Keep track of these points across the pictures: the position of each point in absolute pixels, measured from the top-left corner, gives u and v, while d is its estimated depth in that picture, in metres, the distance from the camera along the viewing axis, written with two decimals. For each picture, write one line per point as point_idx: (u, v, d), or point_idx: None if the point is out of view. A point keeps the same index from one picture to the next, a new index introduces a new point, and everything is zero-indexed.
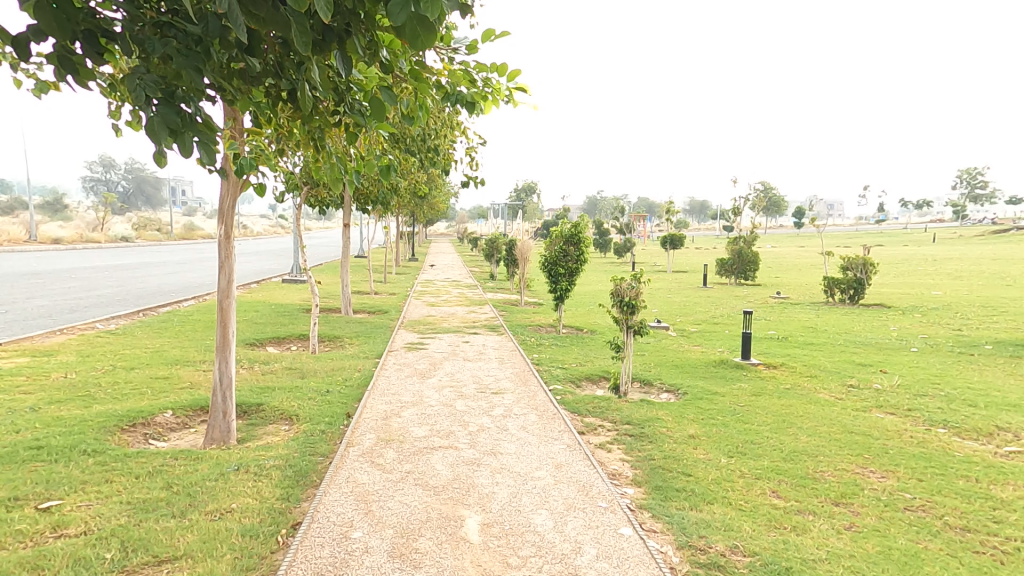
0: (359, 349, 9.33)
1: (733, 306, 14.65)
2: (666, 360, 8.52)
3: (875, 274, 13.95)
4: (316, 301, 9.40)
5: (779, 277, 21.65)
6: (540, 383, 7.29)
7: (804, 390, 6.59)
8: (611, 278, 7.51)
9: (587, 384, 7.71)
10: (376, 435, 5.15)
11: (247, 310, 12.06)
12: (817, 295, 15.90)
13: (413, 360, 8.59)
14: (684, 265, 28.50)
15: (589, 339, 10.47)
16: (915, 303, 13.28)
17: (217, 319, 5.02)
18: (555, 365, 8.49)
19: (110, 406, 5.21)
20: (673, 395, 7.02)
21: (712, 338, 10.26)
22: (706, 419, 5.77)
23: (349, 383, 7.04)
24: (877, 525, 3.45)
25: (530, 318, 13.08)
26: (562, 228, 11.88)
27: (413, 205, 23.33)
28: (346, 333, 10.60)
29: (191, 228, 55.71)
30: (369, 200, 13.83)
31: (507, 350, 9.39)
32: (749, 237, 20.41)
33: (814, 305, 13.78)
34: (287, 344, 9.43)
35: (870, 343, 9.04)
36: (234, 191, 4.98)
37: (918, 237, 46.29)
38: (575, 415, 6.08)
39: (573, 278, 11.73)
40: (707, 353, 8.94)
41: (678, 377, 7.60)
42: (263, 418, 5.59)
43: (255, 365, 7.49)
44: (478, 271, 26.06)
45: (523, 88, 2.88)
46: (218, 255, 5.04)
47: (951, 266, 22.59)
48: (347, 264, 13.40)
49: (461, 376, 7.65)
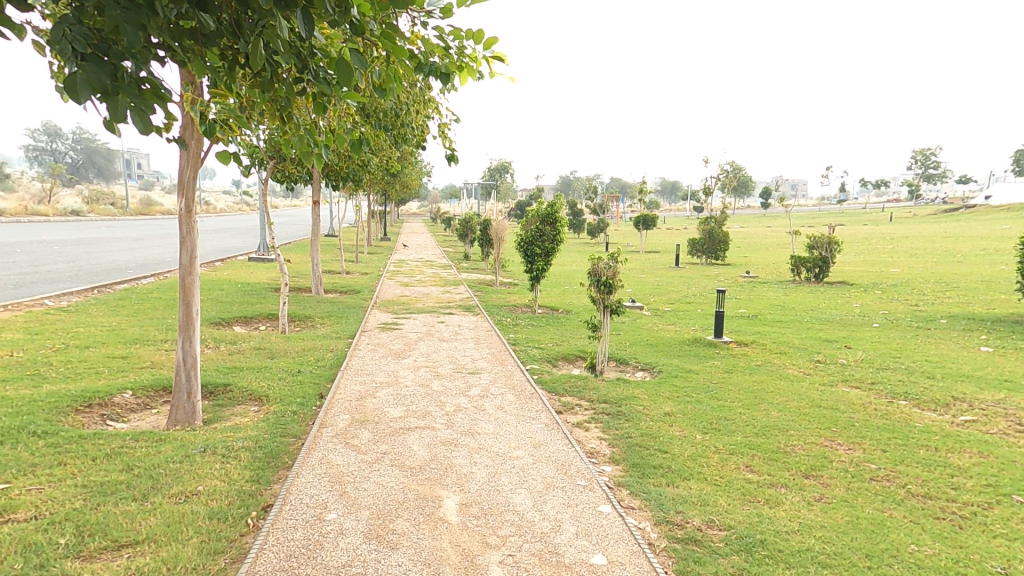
0: (331, 329, 9.10)
1: (705, 285, 14.91)
2: (641, 339, 8.62)
3: (839, 253, 14.38)
4: (286, 279, 9.09)
5: (748, 256, 22.17)
6: (517, 363, 7.26)
7: (774, 367, 6.76)
8: (588, 257, 7.47)
9: (564, 364, 7.72)
10: (350, 415, 5.03)
11: (212, 288, 11.57)
12: (784, 274, 16.32)
13: (388, 340, 8.42)
14: (656, 245, 28.87)
15: (564, 319, 10.50)
16: (876, 281, 13.77)
17: (179, 296, 4.73)
18: (532, 345, 8.47)
19: (61, 385, 4.90)
20: (648, 373, 7.11)
21: (684, 317, 10.41)
22: (680, 396, 5.86)
23: (321, 363, 6.84)
24: (846, 495, 3.56)
25: (507, 298, 13.01)
26: (538, 207, 11.76)
27: (385, 183, 22.76)
28: (317, 313, 10.31)
29: (148, 202, 53.08)
30: (339, 177, 13.39)
31: (483, 331, 9.32)
32: (720, 217, 20.74)
33: (781, 284, 14.14)
34: (255, 323, 9.11)
35: (834, 320, 9.33)
36: (195, 160, 4.66)
37: (877, 218, 48.00)
38: (553, 394, 6.08)
39: (549, 258, 11.68)
40: (680, 332, 9.07)
41: (653, 355, 7.69)
42: (230, 399, 5.37)
43: (221, 345, 7.19)
44: (452, 251, 25.80)
45: (501, 56, 2.76)
46: (179, 230, 4.73)
47: (907, 244, 23.55)
48: (317, 243, 12.99)
49: (437, 356, 7.56)
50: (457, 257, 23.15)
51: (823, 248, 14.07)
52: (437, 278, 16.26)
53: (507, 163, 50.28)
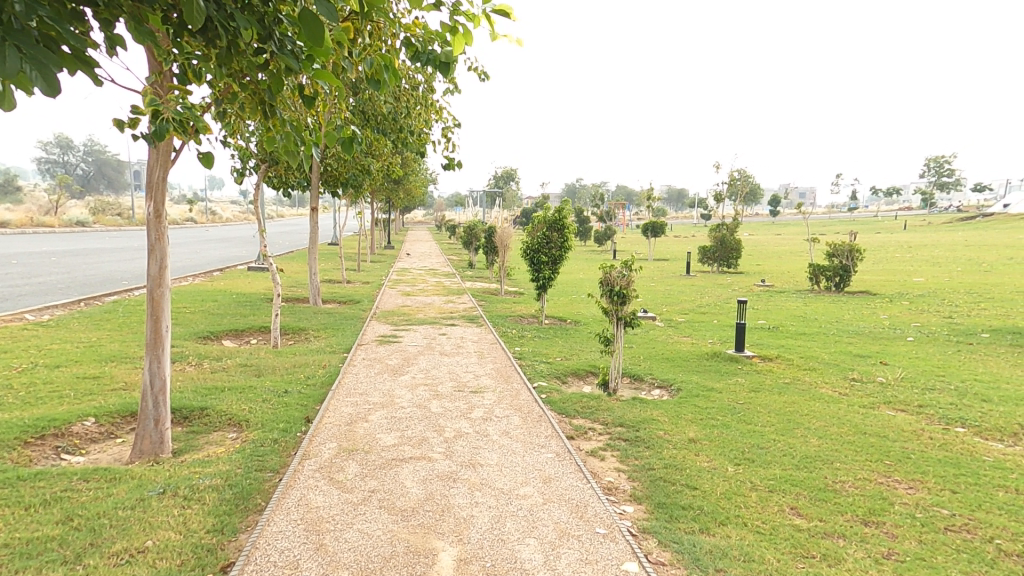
0: (325, 343, 8.62)
1: (720, 294, 14.33)
2: (656, 354, 8.07)
3: (861, 260, 13.76)
4: (279, 291, 8.63)
5: (761, 264, 21.58)
6: (523, 380, 6.72)
7: (806, 386, 6.17)
8: (600, 265, 6.97)
9: (574, 381, 7.17)
10: (336, 444, 4.51)
11: (205, 299, 11.14)
12: (801, 283, 15.71)
13: (385, 355, 7.90)
14: (664, 252, 28.29)
15: (573, 331, 9.97)
16: (900, 291, 13.14)
17: (147, 312, 4.24)
18: (539, 359, 7.93)
19: (15, 413, 4.42)
20: (665, 392, 6.56)
21: (700, 329, 9.83)
22: (705, 419, 5.28)
23: (311, 382, 6.32)
24: (920, 550, 2.99)
25: (512, 307, 12.50)
26: (545, 212, 11.25)
27: (388, 190, 22.43)
28: (312, 324, 9.83)
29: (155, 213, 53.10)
30: (339, 182, 13.00)
31: (487, 344, 8.78)
32: (732, 224, 20.16)
33: (800, 294, 13.52)
34: (246, 337, 8.64)
35: (863, 333, 8.74)
36: (165, 160, 4.18)
37: (890, 226, 47.05)
38: (563, 417, 5.52)
39: (556, 266, 11.16)
40: (697, 345, 8.52)
41: (670, 372, 7.14)
42: (206, 425, 4.86)
43: (206, 362, 6.71)
44: (456, 259, 25.37)
45: (503, 10, 2.25)
46: (147, 238, 4.23)
47: (926, 252, 22.92)
48: (316, 252, 12.53)
49: (437, 373, 7.01)
50: (462, 265, 22.66)
51: (845, 256, 13.51)
52: (440, 287, 15.75)
53: (513, 171, 49.94)
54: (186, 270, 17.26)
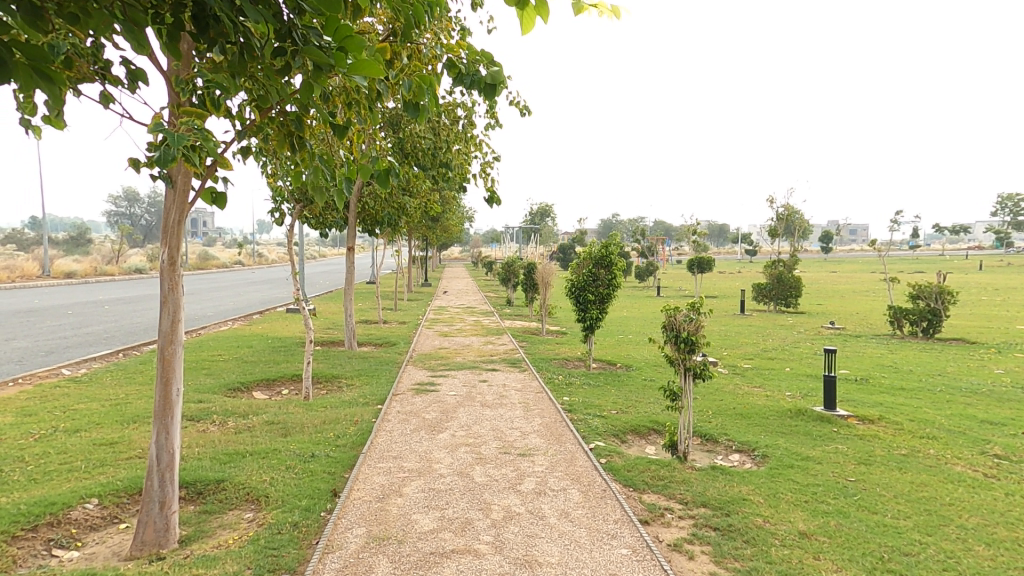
0: (359, 393, 8.05)
1: (784, 336, 13.18)
2: (727, 409, 7.10)
3: (955, 302, 12.29)
4: (313, 336, 8.18)
5: (824, 304, 20.18)
6: (577, 439, 5.87)
7: (931, 459, 5.22)
8: (662, 307, 6.20)
9: (635, 441, 6.26)
10: (365, 530, 3.81)
11: (241, 345, 10.89)
12: (878, 327, 14.42)
13: (422, 407, 7.21)
14: (713, 289, 27.01)
15: (626, 378, 9.09)
16: (1005, 341, 11.69)
17: (156, 372, 3.73)
18: (593, 412, 7.07)
19: (13, 497, 4.05)
20: (746, 458, 5.63)
21: (773, 380, 8.77)
22: (810, 503, 4.31)
23: (341, 443, 5.68)
24: None
25: (556, 349, 11.75)
26: (590, 248, 10.51)
27: (425, 228, 22.39)
28: (346, 371, 9.34)
29: (206, 256, 55.29)
30: (375, 220, 12.81)
31: (532, 393, 7.96)
32: (789, 261, 18.98)
33: (881, 341, 12.28)
34: (278, 387, 8.20)
35: (978, 395, 7.60)
36: (181, 201, 3.75)
37: (956, 264, 44.15)
38: (630, 490, 4.63)
39: (604, 305, 10.37)
40: (774, 400, 7.52)
41: (750, 433, 6.18)
42: (221, 503, 4.25)
43: (232, 420, 6.21)
44: (495, 297, 25.00)
45: None
46: (160, 288, 3.76)
47: (1009, 296, 21.02)
48: (352, 293, 12.18)
49: (479, 430, 6.22)
50: (499, 303, 22.06)
51: (933, 299, 12.23)
52: (478, 327, 15.14)
53: (548, 206, 49.69)
54: (227, 313, 17.37)
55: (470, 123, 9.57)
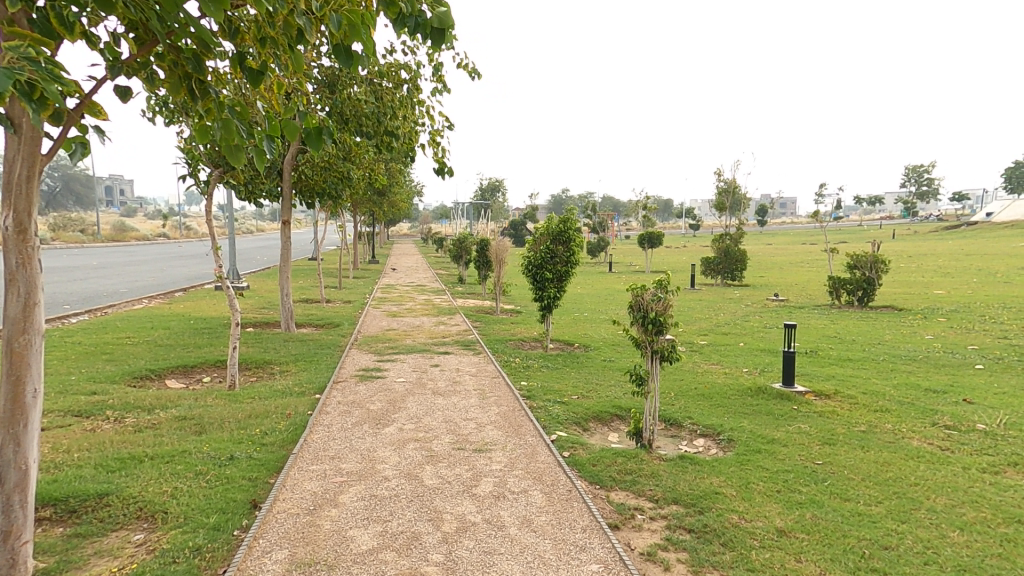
0: (294, 380, 7.24)
1: (735, 310, 13.32)
2: (688, 390, 6.88)
3: (887, 272, 12.83)
4: (237, 317, 7.25)
5: (767, 276, 20.86)
6: (537, 431, 5.41)
7: (891, 434, 5.13)
8: (627, 286, 5.81)
9: (598, 429, 5.94)
10: (288, 555, 3.16)
11: (157, 328, 9.68)
12: (817, 297, 14.90)
13: (365, 397, 6.53)
14: (662, 264, 27.41)
15: (584, 359, 8.75)
16: (930, 305, 12.31)
17: (1, 369, 2.86)
18: (553, 399, 6.66)
19: None
20: (712, 443, 5.39)
21: (730, 357, 8.69)
22: (782, 492, 4.04)
23: (267, 441, 4.94)
24: None
25: (511, 329, 11.26)
26: (548, 222, 9.98)
27: (371, 201, 21.13)
28: (280, 356, 8.44)
29: (125, 227, 50.48)
30: (314, 191, 11.69)
31: (488, 378, 7.44)
32: (735, 234, 19.30)
33: (823, 311, 12.63)
34: (197, 374, 7.25)
35: (918, 360, 7.78)
36: (30, 149, 2.82)
37: (880, 235, 47.30)
38: (596, 488, 4.22)
39: (561, 283, 9.93)
40: (734, 378, 7.38)
41: (714, 416, 5.95)
42: (103, 523, 3.47)
43: (131, 416, 5.30)
44: (446, 273, 24.20)
45: None
46: (3, 263, 2.84)
47: (929, 262, 22.50)
48: (289, 270, 11.13)
49: (430, 423, 5.64)
50: (451, 281, 21.28)
51: (869, 268, 12.74)
52: (429, 306, 14.41)
53: (500, 182, 48.74)
54: (146, 290, 15.69)
55: (415, 86, 8.76)
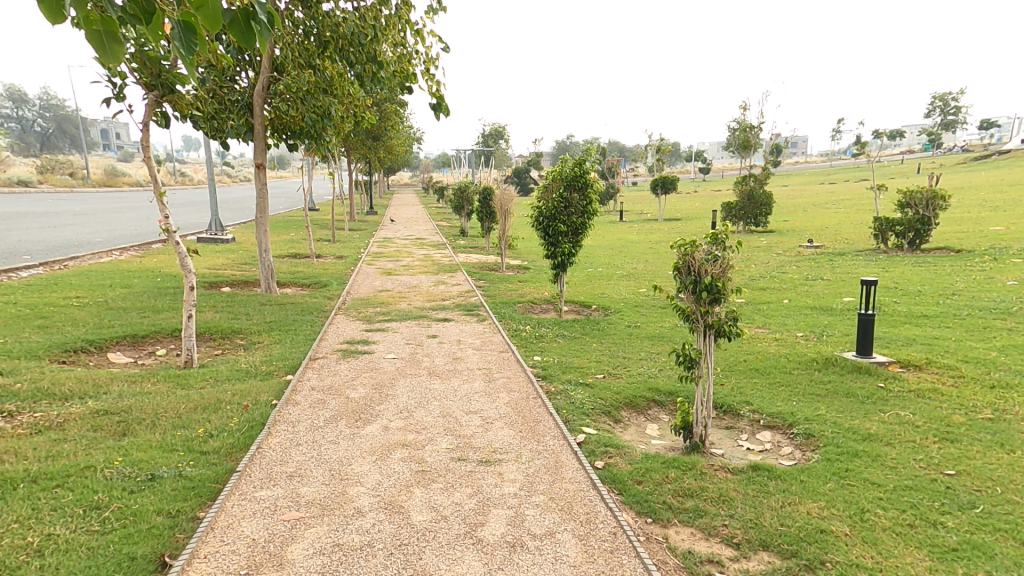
0: (262, 355, 6.06)
1: (768, 260, 11.93)
2: (739, 364, 5.63)
3: (945, 207, 11.10)
4: (190, 279, 5.92)
5: (794, 220, 19.27)
6: (559, 432, 4.22)
7: None
8: (670, 244, 4.42)
9: (633, 420, 4.78)
10: None
11: (114, 287, 8.43)
12: (858, 242, 13.42)
13: (346, 379, 5.35)
14: (676, 211, 25.70)
15: (606, 324, 7.53)
16: (996, 247, 10.84)
17: None
18: (574, 380, 5.46)
19: None
20: (784, 437, 4.20)
21: (777, 318, 7.41)
22: (921, 529, 2.86)
23: (207, 447, 3.77)
24: None
25: (519, 289, 10.00)
26: (561, 165, 8.41)
27: (363, 147, 19.40)
28: (252, 323, 7.24)
29: (115, 173, 48.64)
30: (289, 129, 10.03)
31: (495, 353, 6.23)
32: (761, 175, 17.57)
33: (870, 258, 11.21)
34: (149, 346, 6.08)
35: (1012, 316, 6.48)
36: None
37: (905, 173, 44.79)
38: (649, 527, 3.05)
39: (577, 236, 8.55)
40: (791, 346, 6.12)
41: (780, 400, 4.73)
42: None
43: (34, 412, 4.12)
44: (447, 225, 22.75)
45: None
46: None
47: (972, 198, 20.69)
48: (266, 222, 9.76)
49: (424, 419, 4.47)
50: (452, 233, 19.84)
51: (924, 205, 11.10)
52: (429, 262, 13.07)
53: (501, 128, 46.18)
54: (120, 241, 14.39)
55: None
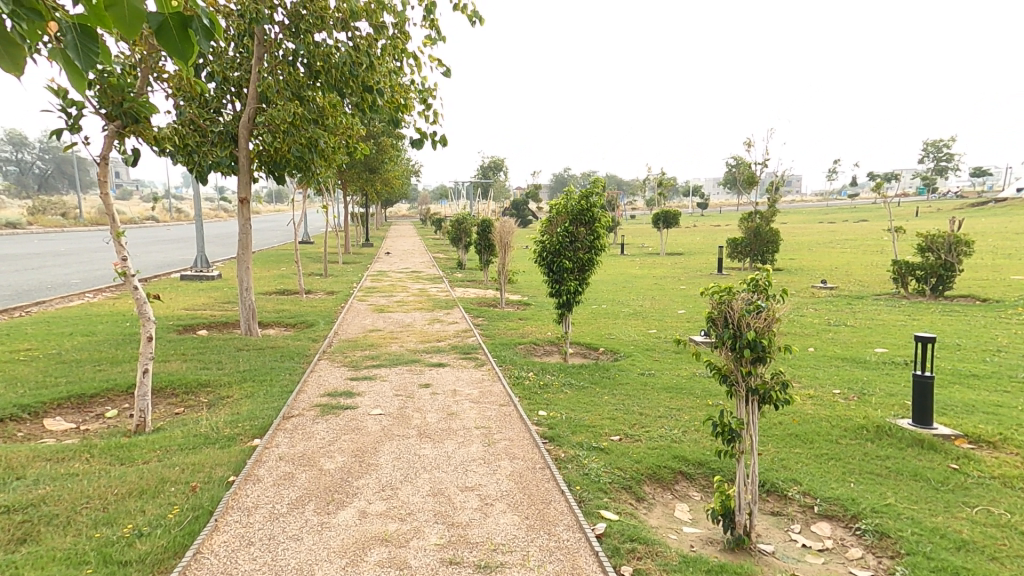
0: (227, 413, 5.30)
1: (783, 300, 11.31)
2: (776, 426, 4.89)
3: (969, 256, 10.56)
4: (149, 328, 5.21)
5: (802, 258, 18.81)
6: (575, 520, 3.45)
7: None
8: (699, 290, 3.73)
9: (658, 498, 4.01)
10: None
11: (74, 333, 7.70)
12: (873, 283, 12.87)
13: (321, 444, 4.57)
14: (678, 246, 25.32)
15: (618, 372, 6.81)
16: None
17: None
18: (587, 443, 4.70)
19: None
20: (850, 531, 3.44)
21: (807, 369, 6.70)
22: None
23: (129, 554, 2.98)
24: None
25: (520, 329, 9.32)
26: (566, 199, 7.82)
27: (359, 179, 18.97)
28: (222, 373, 6.50)
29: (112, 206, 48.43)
30: (277, 162, 9.47)
31: (495, 408, 5.47)
32: (768, 212, 17.15)
33: (891, 301, 10.61)
34: (97, 406, 5.32)
35: None
36: None
37: (904, 210, 44.90)
38: None
39: (584, 274, 7.94)
40: (831, 405, 5.40)
41: (835, 480, 3.99)
42: None
43: None
44: (444, 258, 22.23)
45: None
46: None
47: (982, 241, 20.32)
48: (249, 259, 9.10)
49: (410, 500, 3.70)
50: (449, 267, 19.24)
51: (946, 251, 10.52)
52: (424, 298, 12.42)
53: (500, 161, 46.39)
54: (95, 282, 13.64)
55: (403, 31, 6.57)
